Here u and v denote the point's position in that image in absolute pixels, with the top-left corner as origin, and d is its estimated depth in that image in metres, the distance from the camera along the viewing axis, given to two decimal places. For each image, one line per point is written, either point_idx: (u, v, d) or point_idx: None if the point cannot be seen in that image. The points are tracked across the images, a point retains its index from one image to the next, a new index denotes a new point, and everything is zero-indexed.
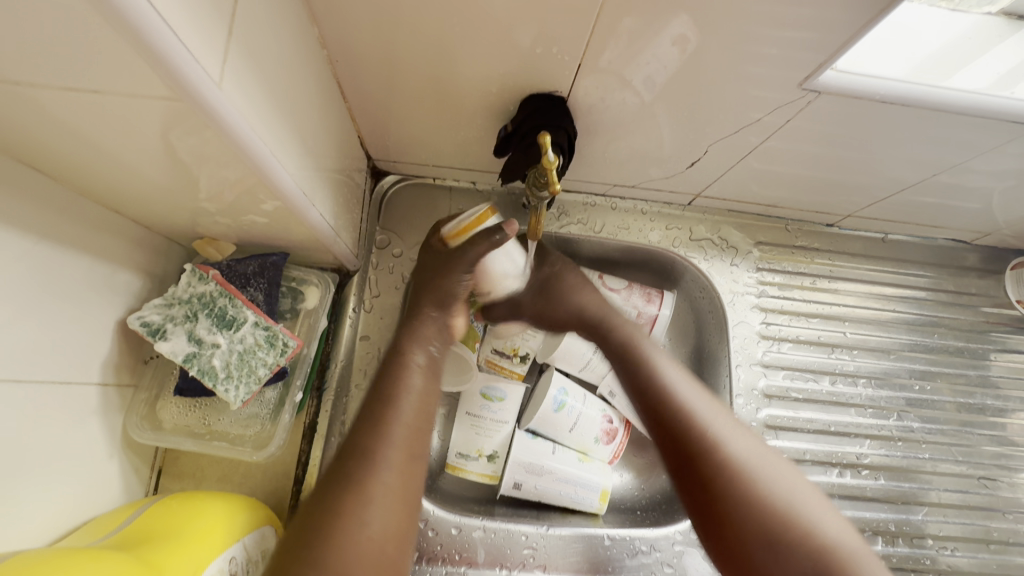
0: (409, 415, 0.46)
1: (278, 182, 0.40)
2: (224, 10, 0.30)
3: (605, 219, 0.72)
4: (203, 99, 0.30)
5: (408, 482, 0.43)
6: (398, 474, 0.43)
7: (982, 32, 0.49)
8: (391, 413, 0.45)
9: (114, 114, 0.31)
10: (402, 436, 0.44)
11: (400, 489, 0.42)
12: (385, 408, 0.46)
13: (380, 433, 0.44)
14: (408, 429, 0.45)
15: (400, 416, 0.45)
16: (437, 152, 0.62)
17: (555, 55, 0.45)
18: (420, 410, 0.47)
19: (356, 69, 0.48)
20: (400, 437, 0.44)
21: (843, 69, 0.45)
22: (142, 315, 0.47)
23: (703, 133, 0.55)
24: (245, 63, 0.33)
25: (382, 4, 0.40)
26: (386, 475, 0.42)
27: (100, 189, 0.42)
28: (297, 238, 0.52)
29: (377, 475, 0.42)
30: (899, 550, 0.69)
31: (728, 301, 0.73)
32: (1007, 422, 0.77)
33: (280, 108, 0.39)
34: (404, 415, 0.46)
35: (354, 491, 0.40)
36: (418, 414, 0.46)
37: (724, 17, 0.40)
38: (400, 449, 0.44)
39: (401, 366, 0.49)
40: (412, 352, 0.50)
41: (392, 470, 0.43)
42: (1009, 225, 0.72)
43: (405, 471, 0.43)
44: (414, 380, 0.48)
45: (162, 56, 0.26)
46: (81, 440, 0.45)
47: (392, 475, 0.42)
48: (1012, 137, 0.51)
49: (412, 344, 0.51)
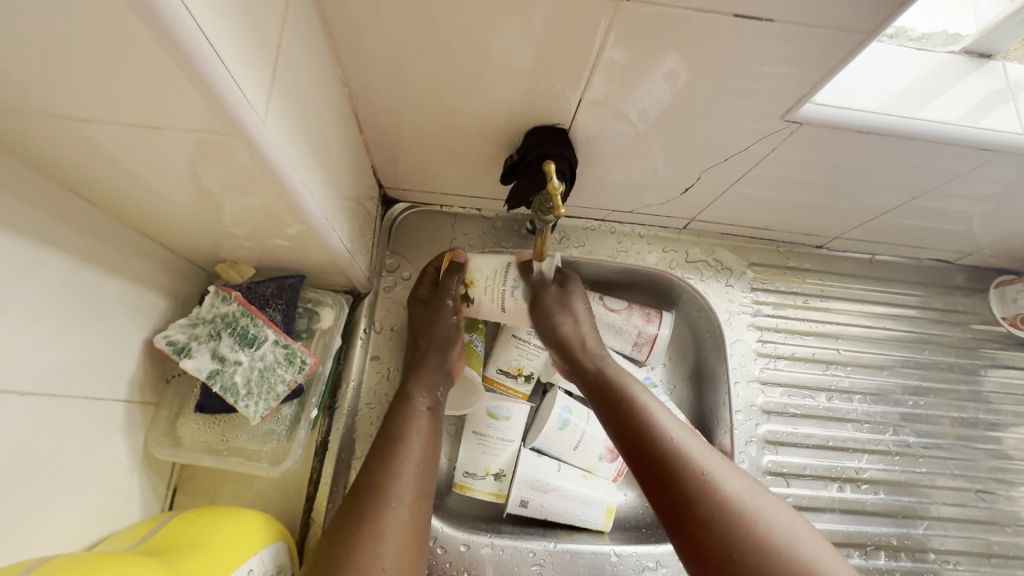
0: (417, 450, 0.53)
1: (304, 209, 0.43)
2: (269, 56, 0.34)
3: (605, 242, 0.75)
4: (251, 133, 0.33)
5: (415, 515, 0.50)
6: (407, 510, 0.49)
7: (949, 66, 0.54)
8: (401, 450, 0.53)
9: (163, 147, 0.35)
10: (410, 473, 0.52)
11: (410, 520, 0.49)
12: (396, 448, 0.53)
13: (391, 472, 0.51)
14: (416, 467, 0.52)
15: (410, 451, 0.53)
16: (445, 181, 0.66)
17: (557, 91, 0.49)
18: (427, 447, 0.55)
19: (373, 105, 0.52)
20: (408, 474, 0.52)
21: (820, 102, 0.50)
22: (168, 334, 0.50)
23: (696, 161, 0.59)
24: (281, 101, 0.36)
25: (399, 47, 0.44)
26: (397, 509, 0.49)
27: (135, 216, 0.45)
28: (314, 261, 0.54)
29: (388, 512, 0.48)
30: (902, 565, 0.70)
31: (724, 320, 0.76)
32: (1001, 436, 0.79)
33: (309, 142, 0.42)
34: (406, 458, 0.52)
35: (368, 527, 0.47)
36: (425, 454, 0.54)
37: (709, 58, 0.44)
38: (409, 485, 0.51)
39: (408, 411, 0.56)
40: (417, 397, 0.58)
41: (402, 505, 0.49)
42: (990, 245, 0.75)
43: (414, 505, 0.50)
44: (421, 421, 0.56)
45: (221, 96, 0.30)
46: (105, 455, 0.46)
47: (401, 511, 0.49)
48: (980, 162, 0.55)
49: (416, 389, 0.58)
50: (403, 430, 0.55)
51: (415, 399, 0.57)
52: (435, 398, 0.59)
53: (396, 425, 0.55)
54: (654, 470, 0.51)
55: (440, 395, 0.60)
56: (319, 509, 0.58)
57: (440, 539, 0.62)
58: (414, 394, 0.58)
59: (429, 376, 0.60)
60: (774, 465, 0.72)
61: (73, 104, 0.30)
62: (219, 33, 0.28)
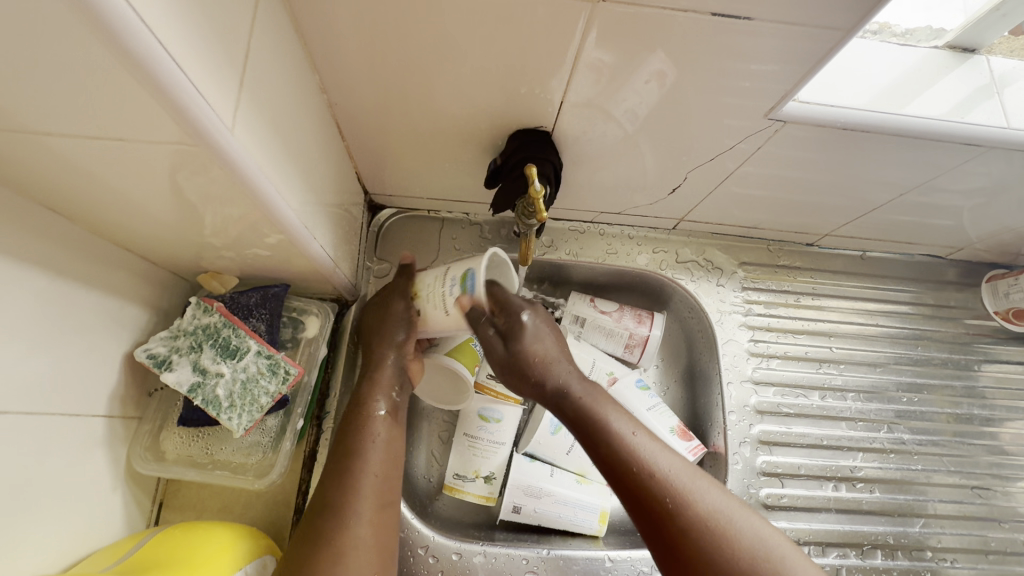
0: (375, 463, 0.52)
1: (283, 217, 0.43)
2: (238, 67, 0.33)
3: (594, 244, 0.75)
4: (218, 144, 0.33)
5: (375, 531, 0.49)
6: (368, 524, 0.48)
7: (933, 61, 0.53)
8: (357, 464, 0.51)
9: (133, 159, 0.34)
10: (369, 486, 0.50)
11: (374, 539, 0.48)
12: (353, 460, 0.52)
13: (347, 487, 0.50)
14: (375, 479, 0.51)
15: (367, 464, 0.52)
16: (431, 186, 0.65)
17: (539, 94, 0.49)
18: (386, 458, 0.53)
19: (354, 111, 0.52)
20: (368, 489, 0.50)
21: (804, 100, 0.49)
22: (148, 347, 0.49)
23: (682, 161, 0.58)
24: (252, 109, 0.36)
25: (375, 50, 0.44)
26: (357, 528, 0.48)
27: (112, 229, 0.44)
28: (298, 270, 0.54)
29: (347, 530, 0.47)
30: (899, 563, 0.70)
31: (716, 320, 0.75)
32: (998, 432, 0.79)
33: (286, 150, 0.42)
34: (365, 475, 0.51)
35: (329, 547, 0.46)
36: (384, 464, 0.53)
37: (694, 55, 0.43)
38: (370, 500, 0.50)
39: (366, 419, 0.55)
40: (373, 402, 0.56)
41: (363, 522, 0.48)
42: (981, 239, 0.75)
43: (376, 520, 0.49)
44: (379, 429, 0.55)
45: (186, 108, 0.29)
46: (87, 472, 0.46)
47: (362, 527, 0.48)
48: (970, 157, 0.55)
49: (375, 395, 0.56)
50: (360, 440, 0.53)
51: (371, 404, 0.56)
52: (394, 402, 0.57)
53: (352, 435, 0.54)
54: (661, 530, 0.48)
55: (397, 396, 0.58)
56: None
57: (432, 547, 0.61)
58: (371, 399, 0.56)
59: (386, 380, 0.58)
60: (768, 466, 0.71)
61: (39, 119, 0.30)
62: (183, 42, 0.28)
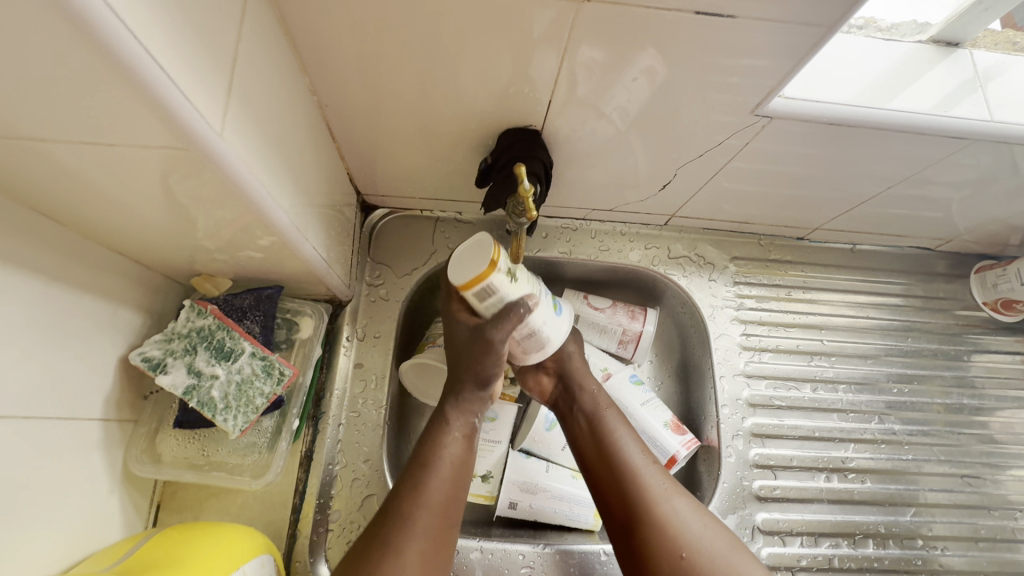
0: (444, 482, 0.53)
1: (274, 220, 0.43)
2: (225, 70, 0.33)
3: (586, 241, 0.75)
4: (208, 148, 0.33)
5: (435, 547, 0.50)
6: (428, 540, 0.49)
7: (919, 54, 0.54)
8: (427, 478, 0.52)
9: (124, 163, 0.34)
10: (436, 503, 0.51)
11: (428, 553, 0.49)
12: (425, 476, 0.52)
13: (415, 499, 0.51)
14: (443, 496, 0.52)
15: (436, 480, 0.52)
16: (422, 186, 0.65)
17: (528, 94, 0.49)
18: (453, 478, 0.54)
19: (344, 112, 0.52)
20: (434, 503, 0.51)
21: (790, 96, 0.50)
22: (143, 350, 0.49)
23: (672, 158, 0.59)
24: (240, 111, 0.36)
25: (364, 52, 0.44)
26: (417, 540, 0.49)
27: (104, 233, 0.44)
28: (292, 271, 0.54)
29: (408, 541, 0.48)
30: (890, 552, 0.71)
31: (708, 315, 0.76)
32: (987, 420, 0.80)
33: (276, 153, 0.42)
34: (434, 490, 0.52)
35: (389, 557, 0.47)
36: (452, 483, 0.53)
37: (685, 52, 0.44)
38: (434, 515, 0.51)
39: (440, 435, 0.55)
40: (451, 423, 0.56)
41: (423, 535, 0.49)
42: (969, 231, 0.76)
43: (434, 536, 0.50)
44: (454, 449, 0.55)
45: (173, 113, 0.30)
46: (84, 474, 0.46)
47: (423, 540, 0.49)
48: (955, 149, 0.55)
49: (456, 415, 0.57)
50: (432, 457, 0.54)
51: (451, 424, 0.56)
52: (471, 426, 0.57)
53: (427, 450, 0.54)
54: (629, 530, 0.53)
55: (476, 421, 0.58)
56: (305, 520, 0.58)
57: None
58: (450, 419, 0.56)
59: (469, 404, 0.57)
60: (760, 457, 0.72)
61: (25, 125, 0.30)
62: (168, 46, 0.28)
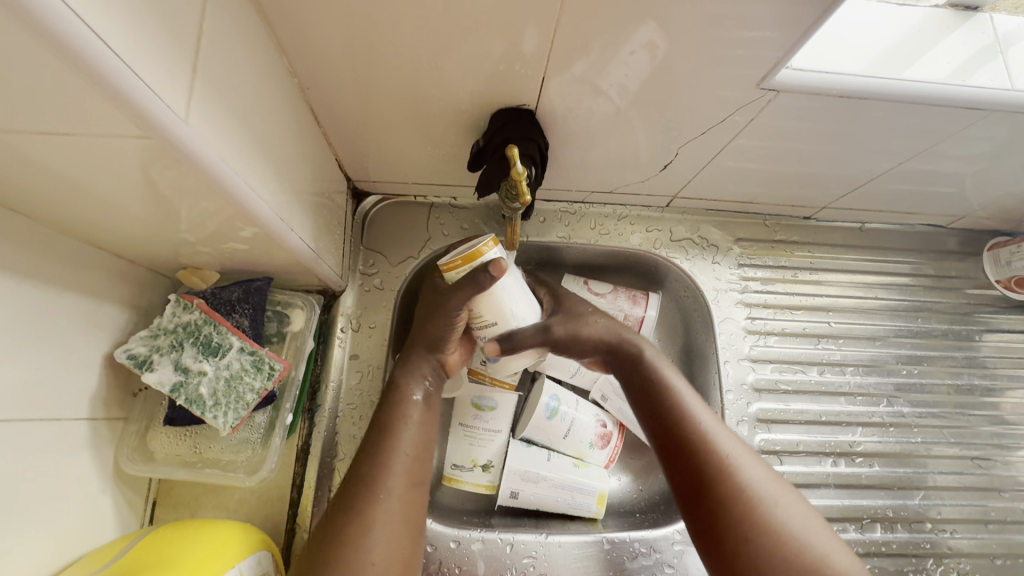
0: (409, 442, 0.52)
1: (254, 210, 0.41)
2: (188, 51, 0.31)
3: (586, 225, 0.73)
4: (174, 136, 0.31)
5: (407, 509, 0.49)
6: (398, 501, 0.48)
7: (932, 23, 0.51)
8: (389, 443, 0.50)
9: (86, 156, 0.32)
10: (401, 466, 0.50)
11: (402, 515, 0.48)
12: (385, 438, 0.51)
13: (379, 463, 0.49)
14: (408, 460, 0.50)
15: (401, 442, 0.51)
16: (413, 170, 0.63)
17: (520, 71, 0.46)
18: (419, 439, 0.52)
19: (327, 94, 0.49)
20: (399, 467, 0.50)
21: (798, 68, 0.47)
22: (128, 348, 0.48)
23: (674, 136, 0.56)
24: (207, 95, 0.34)
25: (344, 28, 0.41)
26: (386, 502, 0.47)
27: (79, 228, 0.43)
28: (281, 263, 0.53)
29: (376, 503, 0.47)
30: (898, 536, 0.70)
31: (712, 298, 0.74)
32: (998, 401, 0.78)
33: (251, 139, 0.40)
34: (399, 455, 0.50)
35: (358, 520, 0.46)
36: (417, 445, 0.52)
37: (688, 24, 0.41)
38: (400, 477, 0.49)
39: (400, 401, 0.54)
40: (409, 386, 0.55)
41: (393, 497, 0.48)
42: (983, 207, 0.73)
43: (406, 497, 0.49)
44: (413, 412, 0.54)
45: (131, 101, 0.27)
46: (73, 476, 0.45)
47: (391, 502, 0.48)
48: (972, 121, 0.52)
49: (408, 379, 0.55)
50: (394, 419, 0.52)
51: (406, 388, 0.54)
52: (428, 389, 0.56)
53: (385, 415, 0.53)
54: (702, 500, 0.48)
55: (430, 386, 0.56)
56: (304, 514, 0.57)
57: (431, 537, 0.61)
58: (404, 383, 0.55)
59: (422, 367, 0.56)
60: (766, 443, 0.71)
61: None
62: (120, 25, 0.26)
